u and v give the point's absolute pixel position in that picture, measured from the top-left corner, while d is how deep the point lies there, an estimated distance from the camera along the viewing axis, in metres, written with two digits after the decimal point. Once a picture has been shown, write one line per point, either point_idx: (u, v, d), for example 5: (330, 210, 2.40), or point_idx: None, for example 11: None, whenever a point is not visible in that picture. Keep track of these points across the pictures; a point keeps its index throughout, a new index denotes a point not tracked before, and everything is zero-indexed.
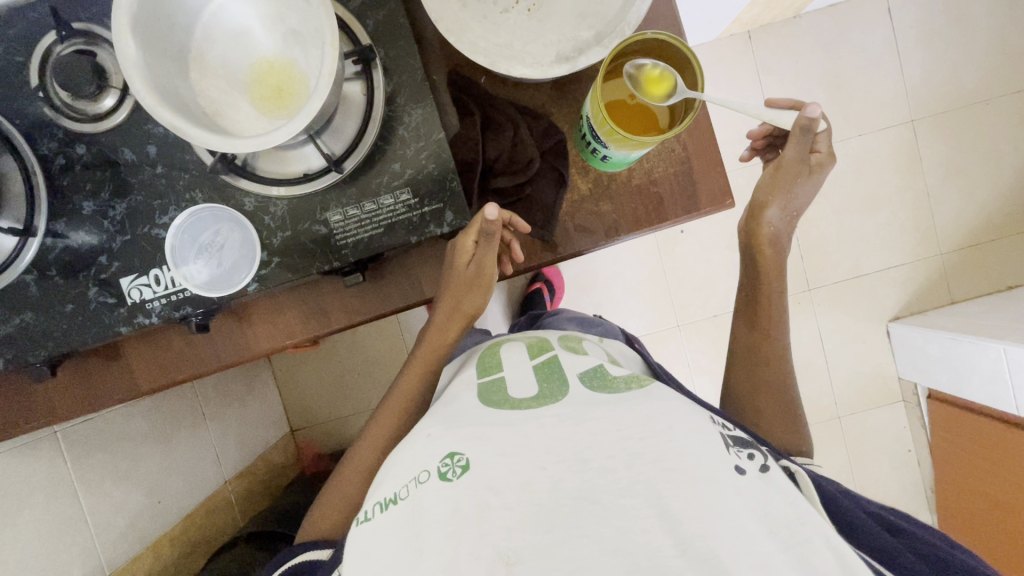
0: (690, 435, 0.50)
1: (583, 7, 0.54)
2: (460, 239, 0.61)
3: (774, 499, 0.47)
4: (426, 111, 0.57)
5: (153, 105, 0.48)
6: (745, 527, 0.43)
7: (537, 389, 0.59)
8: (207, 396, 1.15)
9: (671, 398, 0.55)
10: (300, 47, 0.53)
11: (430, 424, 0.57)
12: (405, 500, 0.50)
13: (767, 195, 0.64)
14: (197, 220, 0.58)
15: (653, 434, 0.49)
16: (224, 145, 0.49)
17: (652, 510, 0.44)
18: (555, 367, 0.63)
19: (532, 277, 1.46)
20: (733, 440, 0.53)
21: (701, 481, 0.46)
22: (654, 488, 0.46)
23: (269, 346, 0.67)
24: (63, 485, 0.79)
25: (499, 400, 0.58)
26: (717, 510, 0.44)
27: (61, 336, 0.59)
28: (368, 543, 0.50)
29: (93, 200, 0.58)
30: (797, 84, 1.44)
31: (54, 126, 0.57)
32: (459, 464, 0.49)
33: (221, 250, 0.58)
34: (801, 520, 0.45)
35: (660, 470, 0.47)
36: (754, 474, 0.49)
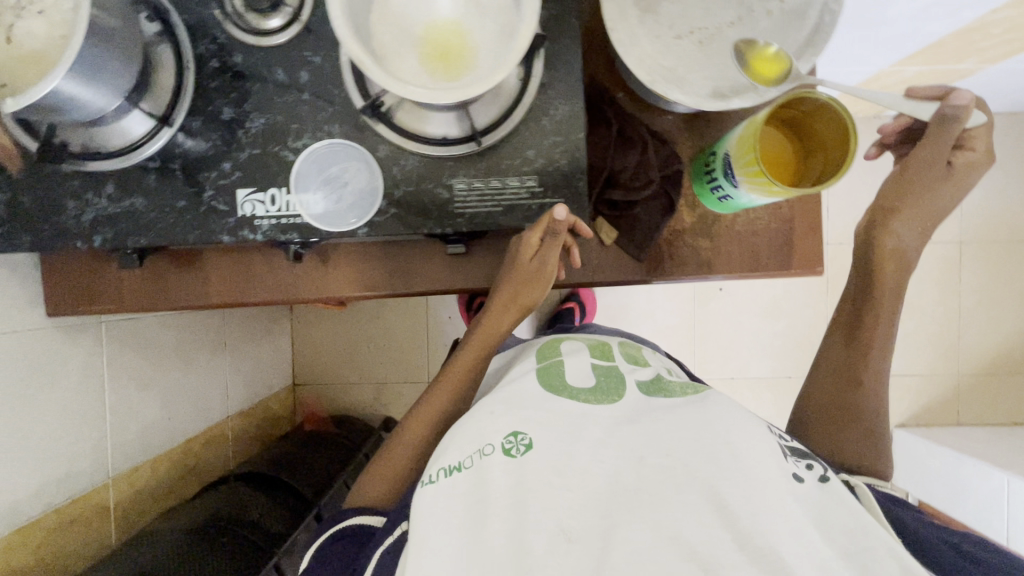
0: (746, 440, 0.48)
1: (750, 52, 0.56)
2: (526, 234, 0.59)
3: (834, 510, 0.46)
4: (573, 109, 0.59)
5: (343, 35, 0.49)
6: (801, 530, 0.43)
7: (595, 382, 0.58)
8: (230, 329, 1.16)
9: (729, 405, 0.53)
10: (479, 19, 0.55)
11: (489, 401, 0.55)
12: (467, 469, 0.50)
13: (896, 200, 0.57)
14: (329, 153, 0.60)
15: (710, 436, 0.49)
16: (397, 88, 0.50)
17: (708, 506, 0.45)
18: (617, 367, 0.61)
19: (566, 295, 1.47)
20: (790, 450, 0.52)
21: (758, 482, 0.45)
22: (715, 485, 0.45)
23: (347, 290, 0.68)
24: (94, 379, 0.78)
25: (559, 386, 0.57)
26: (771, 511, 0.44)
27: (164, 229, 0.59)
28: (431, 509, 0.48)
29: (233, 108, 0.59)
30: (862, 178, 1.49)
31: (217, 29, 0.59)
32: (523, 442, 0.50)
33: (344, 186, 0.59)
34: (861, 528, 0.44)
35: (719, 468, 0.46)
36: (811, 484, 0.48)
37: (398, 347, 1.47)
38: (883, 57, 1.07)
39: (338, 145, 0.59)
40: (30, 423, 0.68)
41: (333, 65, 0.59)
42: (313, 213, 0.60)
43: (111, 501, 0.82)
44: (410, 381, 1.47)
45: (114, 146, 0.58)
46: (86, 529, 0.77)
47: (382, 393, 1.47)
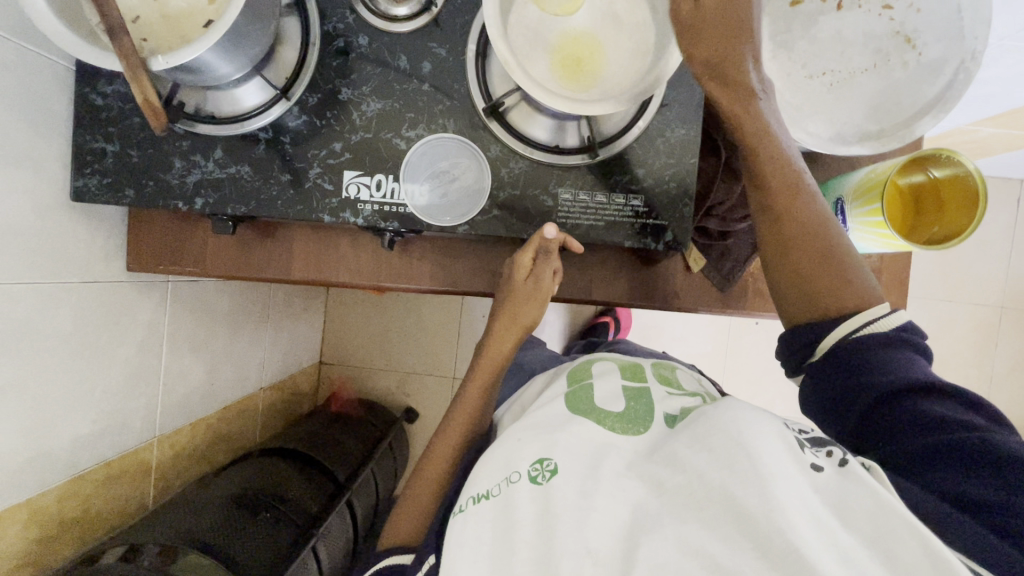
0: (768, 440, 0.42)
1: (879, 101, 0.56)
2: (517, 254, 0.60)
3: (853, 494, 0.38)
4: (689, 134, 0.59)
5: (494, 34, 0.49)
6: (823, 529, 0.36)
7: (625, 407, 0.52)
8: (275, 302, 1.16)
9: (740, 407, 0.47)
10: (616, 34, 0.55)
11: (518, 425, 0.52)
12: (496, 497, 0.47)
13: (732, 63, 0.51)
14: (437, 146, 0.60)
15: (725, 441, 0.42)
16: (534, 91, 0.50)
17: (728, 516, 0.38)
18: (650, 391, 0.55)
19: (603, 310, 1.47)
20: (807, 439, 0.44)
21: (772, 477, 0.38)
22: (728, 491, 0.39)
23: (425, 283, 0.68)
24: (155, 337, 0.78)
25: (587, 410, 0.52)
26: (789, 504, 0.37)
27: (265, 201, 0.59)
28: (460, 535, 0.46)
29: (352, 89, 0.59)
30: None
31: (347, 9, 0.58)
32: (549, 468, 0.46)
33: (452, 181, 0.61)
34: (879, 509, 0.37)
35: (728, 473, 0.40)
36: (831, 473, 0.40)
37: (429, 339, 1.47)
38: (964, 116, 1.07)
39: (446, 138, 0.59)
40: (96, 372, 0.68)
41: (458, 59, 0.59)
42: (419, 203, 0.60)
43: (154, 459, 0.82)
44: (436, 374, 1.46)
45: (223, 113, 0.58)
46: (128, 486, 0.77)
47: (407, 382, 1.46)
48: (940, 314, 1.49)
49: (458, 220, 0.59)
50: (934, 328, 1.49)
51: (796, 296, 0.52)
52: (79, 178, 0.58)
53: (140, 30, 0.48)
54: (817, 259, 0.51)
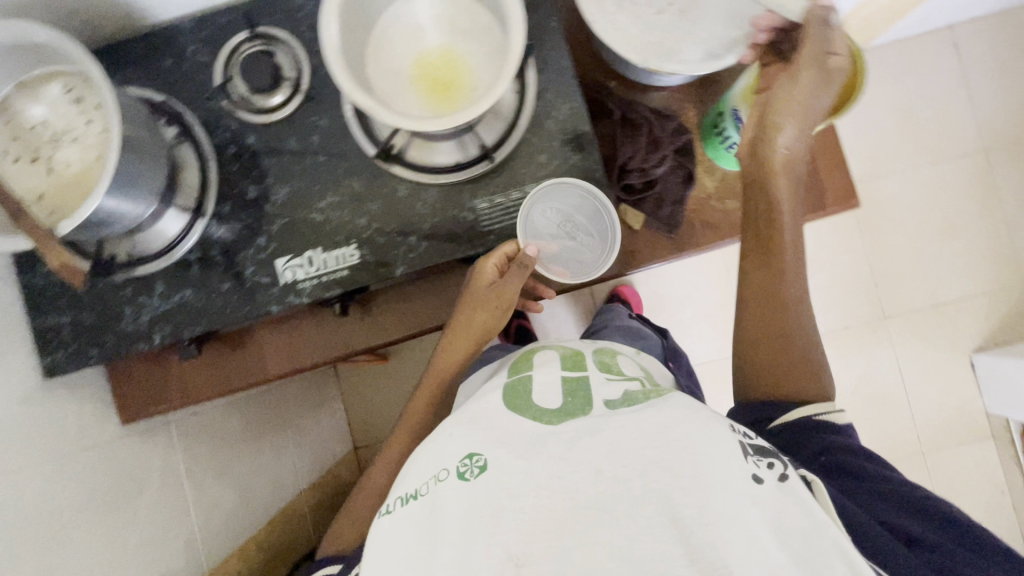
0: (710, 442, 0.43)
1: (732, 8, 0.57)
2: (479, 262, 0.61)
3: (790, 512, 0.40)
4: (574, 105, 0.60)
5: (350, 89, 0.51)
6: (756, 537, 0.39)
7: (561, 402, 0.51)
8: (287, 406, 1.18)
9: (687, 407, 0.48)
10: (469, 45, 0.57)
11: (450, 421, 0.52)
12: (425, 496, 0.47)
13: (780, 104, 0.52)
14: (598, 234, 0.64)
15: (665, 442, 0.43)
16: (410, 125, 0.52)
17: (662, 518, 0.40)
18: (588, 379, 0.55)
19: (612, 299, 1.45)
20: (751, 445, 0.45)
21: (717, 492, 0.41)
22: (670, 499, 0.40)
23: (395, 334, 0.69)
24: (173, 477, 0.80)
25: (523, 406, 0.52)
26: (724, 525, 0.39)
27: (215, 313, 0.62)
28: (387, 538, 0.47)
29: (257, 185, 0.62)
30: (866, 113, 1.47)
31: (228, 117, 0.62)
32: (477, 464, 0.46)
33: (567, 233, 0.64)
34: (815, 529, 0.39)
35: (673, 479, 0.41)
36: (771, 484, 0.42)
37: None
38: None
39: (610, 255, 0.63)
40: (125, 526, 0.70)
41: (340, 123, 0.62)
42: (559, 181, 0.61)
43: None
44: None
45: (153, 250, 0.60)
46: None
47: None
48: (926, 179, 1.46)
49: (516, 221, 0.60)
50: (927, 195, 1.45)
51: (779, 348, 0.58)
52: (47, 355, 0.62)
53: (46, 204, 0.52)
54: (786, 316, 0.55)
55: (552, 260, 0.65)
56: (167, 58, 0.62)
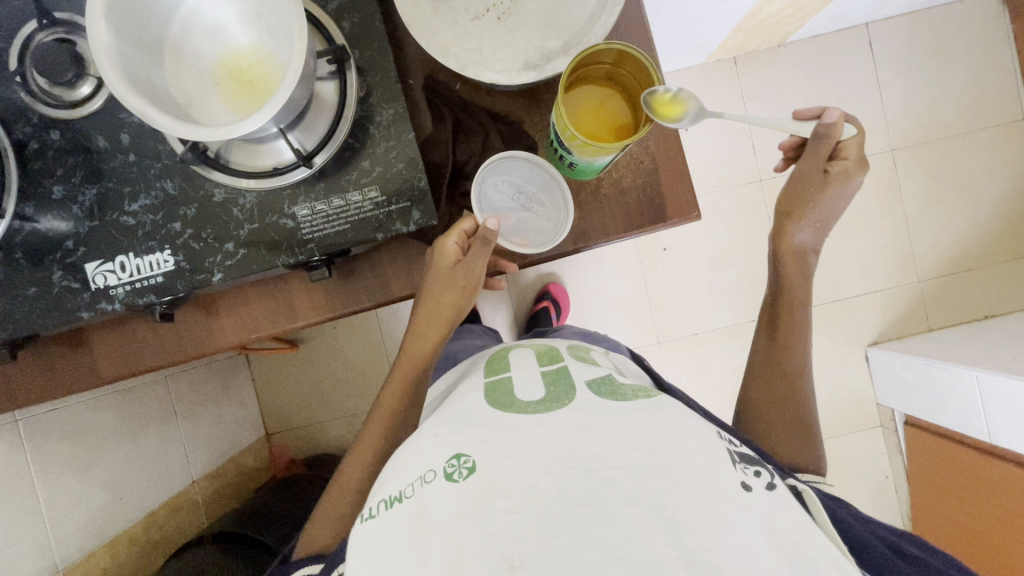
0: (699, 447, 0.49)
1: (551, 16, 0.55)
2: (442, 240, 0.62)
3: (779, 518, 0.45)
4: (397, 111, 0.59)
5: (122, 92, 0.48)
6: (751, 543, 0.42)
7: (546, 392, 0.59)
8: (179, 397, 1.15)
9: (676, 410, 0.54)
10: (275, 43, 0.54)
11: (436, 424, 0.56)
12: (409, 498, 0.49)
13: (789, 206, 0.68)
14: (549, 195, 0.64)
15: (660, 446, 0.48)
16: (193, 133, 0.49)
17: (658, 522, 0.43)
18: (566, 371, 0.63)
19: (540, 295, 1.47)
20: (738, 456, 0.52)
21: (716, 501, 0.44)
22: (660, 499, 0.44)
23: (236, 339, 0.68)
24: (19, 477, 0.78)
25: (505, 402, 0.58)
26: (727, 528, 0.42)
27: (22, 319, 0.59)
28: (371, 542, 0.47)
29: (63, 185, 0.59)
30: (782, 109, 1.48)
31: (30, 111, 0.58)
32: (465, 465, 0.49)
33: (523, 196, 0.64)
34: (813, 541, 0.43)
35: (667, 482, 0.45)
36: (760, 492, 0.47)
37: (360, 375, 1.47)
38: None
39: (567, 218, 0.63)
40: None
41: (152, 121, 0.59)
42: (509, 156, 0.62)
43: None
44: None
45: None
46: None
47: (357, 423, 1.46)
48: None
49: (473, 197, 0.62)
50: None
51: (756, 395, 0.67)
52: None
53: None
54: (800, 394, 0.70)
55: (510, 232, 0.64)
56: None
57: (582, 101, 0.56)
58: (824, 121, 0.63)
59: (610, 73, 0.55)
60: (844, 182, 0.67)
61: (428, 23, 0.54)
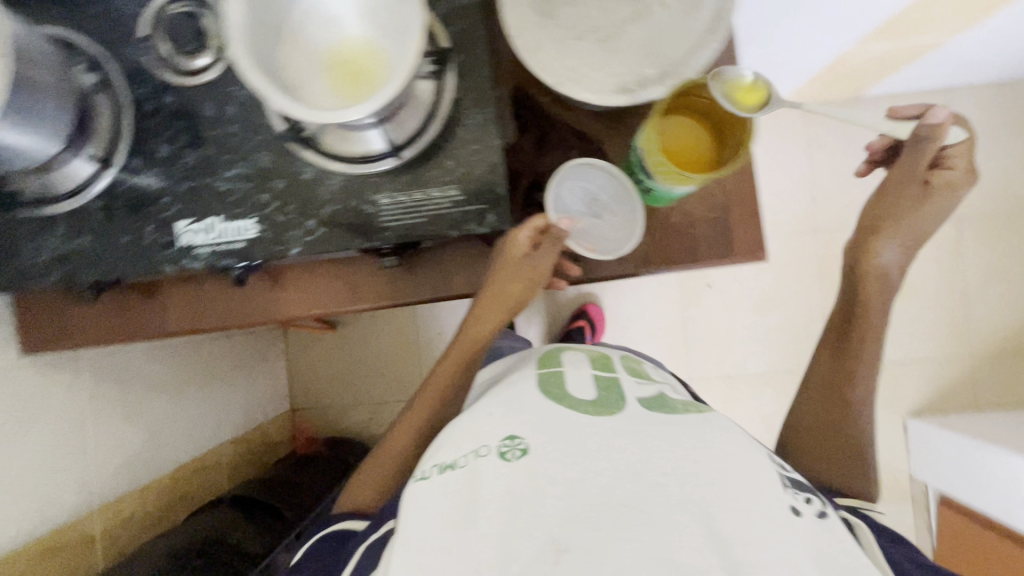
0: (747, 464, 0.48)
1: (651, 46, 0.57)
2: (514, 232, 0.62)
3: (828, 547, 0.44)
4: (488, 116, 0.61)
5: (246, 67, 0.51)
6: (798, 563, 0.42)
7: (598, 395, 0.58)
8: (220, 360, 1.20)
9: (731, 431, 0.53)
10: (387, 40, 0.57)
11: (489, 404, 0.58)
12: (462, 467, 0.51)
13: (881, 220, 0.67)
14: (620, 205, 0.65)
15: (707, 458, 0.48)
16: (303, 114, 0.53)
17: (701, 529, 0.43)
18: (619, 382, 0.62)
19: (576, 314, 1.47)
20: (790, 481, 0.51)
21: (761, 517, 0.44)
22: (706, 508, 0.44)
23: (297, 312, 0.70)
24: (74, 411, 0.82)
25: (557, 394, 0.58)
26: (776, 545, 0.42)
27: (111, 264, 0.63)
28: (423, 499, 0.49)
29: (169, 145, 0.63)
30: (848, 163, 1.45)
31: (151, 74, 0.63)
32: (519, 446, 0.50)
33: (595, 204, 0.65)
34: (858, 569, 0.43)
35: (713, 492, 0.45)
36: (809, 518, 0.47)
37: (390, 365, 1.49)
38: (841, 40, 1.03)
39: (637, 229, 0.64)
40: (10, 451, 0.73)
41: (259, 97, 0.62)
42: (588, 163, 0.64)
43: (97, 529, 0.85)
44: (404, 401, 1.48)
45: (61, 191, 0.62)
46: (72, 558, 0.80)
47: (379, 413, 1.48)
48: None
49: (548, 194, 0.62)
50: None
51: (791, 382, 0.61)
52: None
53: None
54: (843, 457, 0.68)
55: (579, 235, 0.64)
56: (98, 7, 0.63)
57: (675, 131, 0.58)
58: (930, 121, 0.60)
59: (707, 107, 0.57)
60: (948, 194, 0.65)
61: (534, 38, 0.57)
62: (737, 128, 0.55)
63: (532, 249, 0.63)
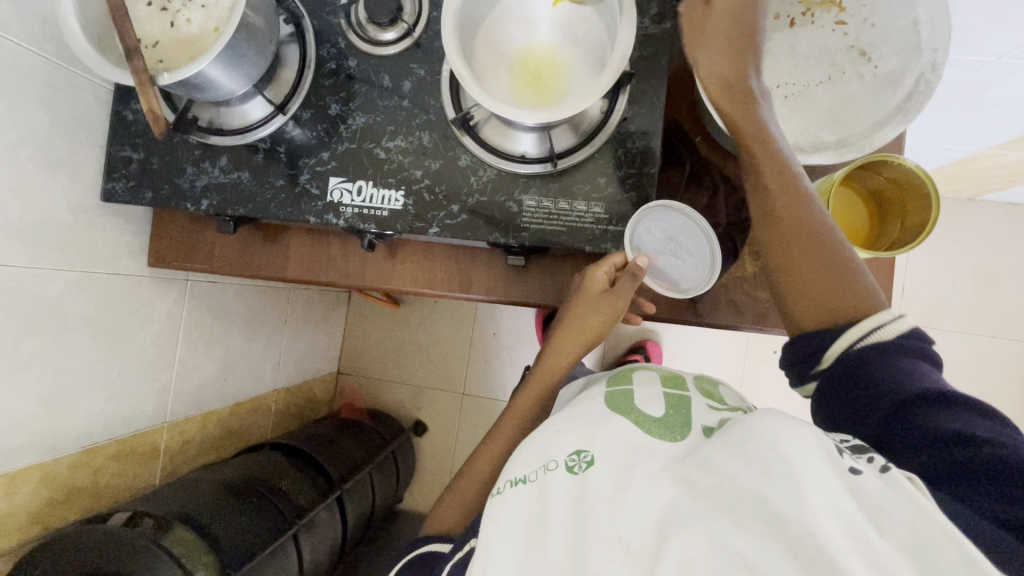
0: (795, 439, 0.41)
1: (834, 112, 0.57)
2: (591, 269, 0.62)
3: (890, 500, 0.37)
4: (649, 145, 0.62)
5: (451, 51, 0.54)
6: (852, 525, 0.36)
7: (665, 415, 0.53)
8: (293, 310, 1.24)
9: (780, 415, 0.45)
10: (577, 54, 0.59)
11: (557, 420, 0.54)
12: (533, 482, 0.48)
13: None
14: (697, 246, 0.61)
15: (755, 441, 0.42)
16: (491, 105, 0.54)
17: (758, 516, 0.38)
18: (690, 399, 0.56)
19: (634, 347, 1.46)
20: (849, 448, 0.43)
21: (804, 484, 0.38)
22: (757, 489, 0.39)
23: (412, 286, 0.72)
24: (172, 327, 0.86)
25: (625, 408, 0.54)
26: (820, 505, 0.36)
27: (260, 203, 0.66)
28: (496, 516, 0.47)
29: (340, 106, 0.66)
30: (948, 262, 1.40)
31: (340, 36, 0.66)
32: (585, 459, 0.47)
33: (674, 244, 0.61)
34: (920, 516, 0.35)
35: (758, 473, 0.40)
36: (871, 476, 0.39)
37: (441, 352, 1.51)
38: (983, 139, 1.01)
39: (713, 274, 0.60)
40: (116, 351, 0.77)
41: (434, 79, 0.65)
42: (668, 205, 0.60)
43: (163, 443, 0.89)
44: (446, 390, 1.49)
45: (233, 126, 0.66)
46: (137, 465, 0.84)
47: (420, 396, 1.50)
48: (981, 349, 1.39)
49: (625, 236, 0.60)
50: (975, 364, 1.39)
51: (805, 299, 0.53)
52: (109, 182, 0.68)
53: (158, 53, 0.57)
54: None
55: (656, 274, 0.63)
56: None
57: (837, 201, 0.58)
58: None
59: (880, 190, 0.56)
60: None
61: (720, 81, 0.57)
62: (907, 217, 0.53)
63: (608, 286, 0.62)
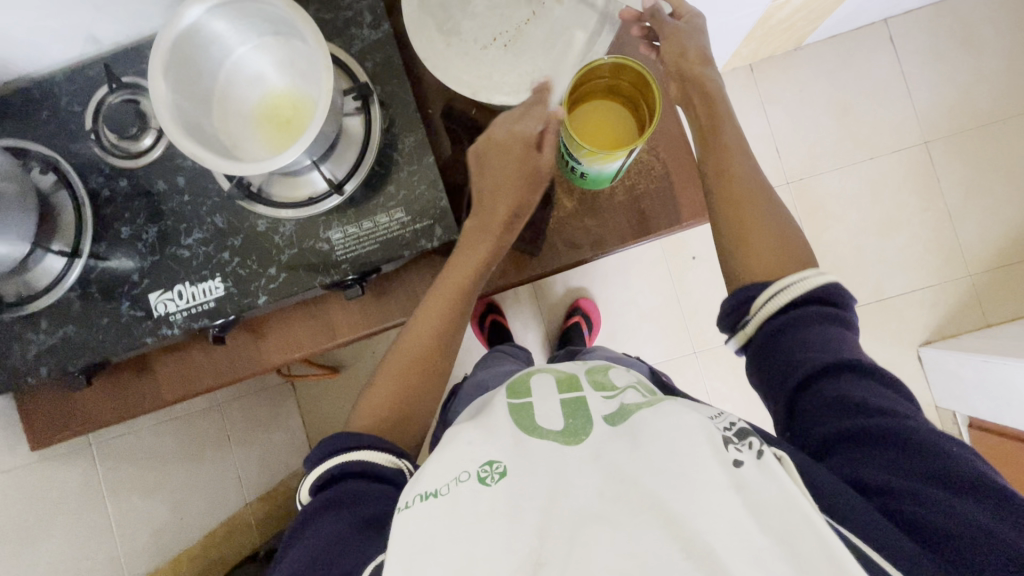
0: (695, 442, 0.43)
1: (553, 41, 0.60)
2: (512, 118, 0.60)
3: (765, 489, 0.40)
4: (418, 136, 0.64)
5: (179, 138, 0.54)
6: (741, 523, 0.39)
7: (566, 424, 0.50)
8: (233, 421, 1.22)
9: (675, 410, 0.47)
10: (306, 85, 0.60)
11: (469, 430, 0.51)
12: (445, 496, 0.45)
13: None
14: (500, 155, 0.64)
15: (651, 440, 0.45)
16: (236, 168, 0.54)
17: (657, 520, 0.41)
18: (589, 400, 0.53)
19: (570, 311, 1.48)
20: (732, 432, 0.45)
21: (702, 488, 0.41)
22: (660, 496, 0.42)
23: (280, 358, 0.73)
24: (94, 493, 0.86)
25: (531, 425, 0.51)
26: (710, 513, 0.40)
27: (96, 346, 0.66)
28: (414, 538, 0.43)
29: (130, 226, 0.66)
30: (804, 111, 1.47)
31: (101, 163, 0.67)
32: (497, 470, 0.46)
33: None
34: (789, 503, 0.39)
35: (662, 477, 0.43)
36: (749, 467, 0.42)
37: None
38: None
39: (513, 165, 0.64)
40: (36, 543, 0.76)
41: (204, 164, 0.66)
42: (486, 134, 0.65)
43: None
44: None
45: (38, 288, 0.65)
46: None
47: None
48: (867, 175, 1.46)
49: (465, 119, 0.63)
50: (867, 189, 1.45)
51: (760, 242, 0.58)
52: None
53: None
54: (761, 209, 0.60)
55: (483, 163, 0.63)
56: (43, 112, 0.68)
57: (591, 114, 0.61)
58: None
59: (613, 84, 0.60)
60: None
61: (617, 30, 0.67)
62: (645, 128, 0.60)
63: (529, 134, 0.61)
